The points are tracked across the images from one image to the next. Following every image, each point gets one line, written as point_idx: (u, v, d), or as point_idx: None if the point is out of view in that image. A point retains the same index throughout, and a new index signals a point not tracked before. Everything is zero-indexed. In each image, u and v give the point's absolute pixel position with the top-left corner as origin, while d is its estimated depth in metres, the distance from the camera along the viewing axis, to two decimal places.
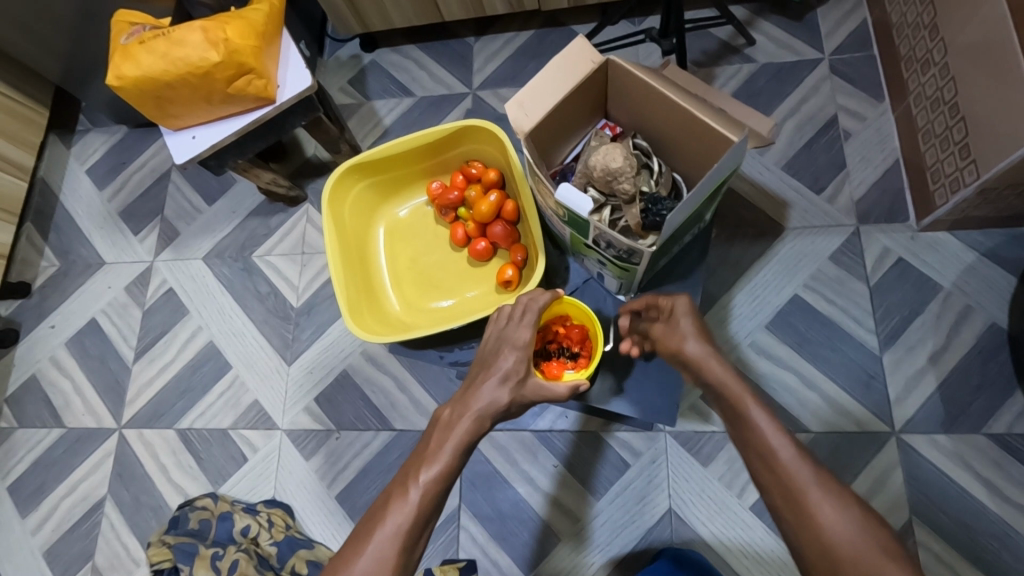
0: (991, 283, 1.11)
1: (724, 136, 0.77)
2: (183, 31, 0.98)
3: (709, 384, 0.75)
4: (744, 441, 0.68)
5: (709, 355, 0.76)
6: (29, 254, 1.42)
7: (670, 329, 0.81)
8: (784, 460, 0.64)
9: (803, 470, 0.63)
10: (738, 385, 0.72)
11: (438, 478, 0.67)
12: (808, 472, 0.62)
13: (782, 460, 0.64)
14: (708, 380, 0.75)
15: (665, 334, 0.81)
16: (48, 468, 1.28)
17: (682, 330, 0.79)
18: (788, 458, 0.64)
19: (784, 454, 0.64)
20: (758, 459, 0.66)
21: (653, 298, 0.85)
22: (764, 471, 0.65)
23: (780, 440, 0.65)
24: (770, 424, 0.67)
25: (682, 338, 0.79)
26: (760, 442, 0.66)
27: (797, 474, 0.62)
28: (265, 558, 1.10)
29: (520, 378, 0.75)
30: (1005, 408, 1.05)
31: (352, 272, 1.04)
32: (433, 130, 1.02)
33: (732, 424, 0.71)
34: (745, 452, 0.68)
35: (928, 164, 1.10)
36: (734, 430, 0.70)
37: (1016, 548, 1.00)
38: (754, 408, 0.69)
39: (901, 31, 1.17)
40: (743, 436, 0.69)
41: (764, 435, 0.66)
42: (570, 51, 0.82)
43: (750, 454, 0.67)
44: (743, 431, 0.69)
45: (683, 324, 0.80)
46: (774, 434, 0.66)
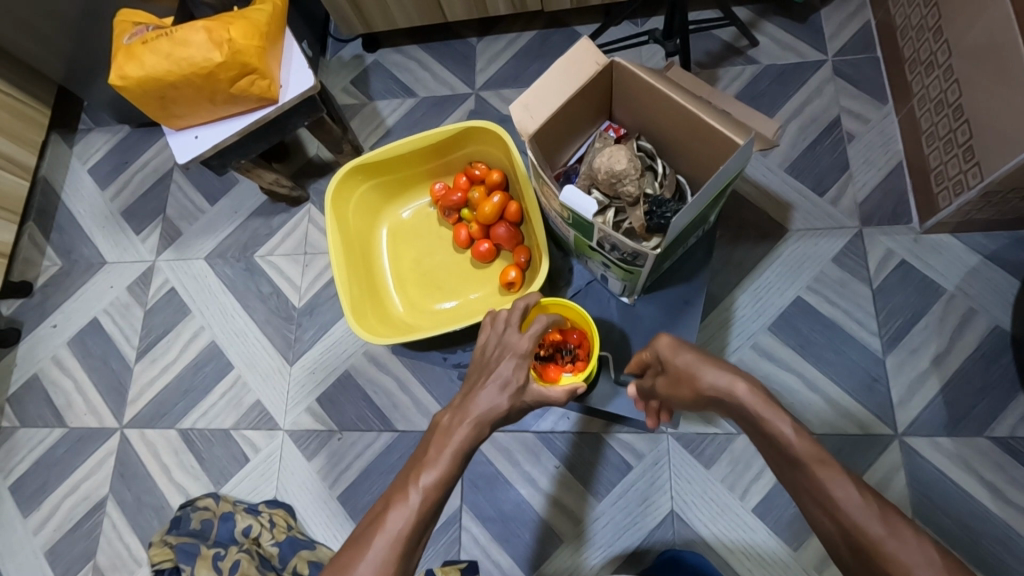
0: (995, 286, 1.10)
1: (729, 138, 0.77)
2: (186, 31, 0.98)
3: (739, 412, 0.70)
4: (797, 482, 0.64)
5: (733, 384, 0.70)
6: (32, 254, 1.42)
7: (675, 371, 0.76)
8: (845, 507, 0.59)
9: (867, 514, 0.58)
10: (771, 415, 0.67)
11: (437, 483, 0.66)
12: (871, 516, 0.58)
13: (842, 507, 0.59)
14: (739, 412, 0.70)
15: (675, 376, 0.76)
16: (50, 467, 1.28)
17: (692, 365, 0.74)
18: (847, 502, 0.59)
19: (843, 502, 0.60)
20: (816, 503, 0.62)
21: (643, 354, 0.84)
22: (827, 518, 0.61)
23: (839, 482, 0.61)
24: (823, 463, 0.62)
25: (694, 373, 0.73)
26: (814, 485, 0.62)
27: (862, 521, 0.58)
28: (267, 559, 1.10)
29: (520, 385, 0.74)
30: (1008, 411, 1.05)
31: (355, 274, 1.04)
32: (437, 132, 1.02)
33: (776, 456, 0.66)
34: (801, 495, 0.64)
35: (932, 166, 1.10)
36: (782, 467, 0.66)
37: (1019, 552, 0.99)
38: (798, 445, 0.64)
39: (905, 33, 1.17)
40: (793, 476, 0.65)
41: (813, 474, 0.62)
42: (575, 53, 0.82)
43: (807, 496, 0.63)
44: (790, 468, 0.65)
45: (691, 359, 0.74)
46: (830, 476, 0.61)
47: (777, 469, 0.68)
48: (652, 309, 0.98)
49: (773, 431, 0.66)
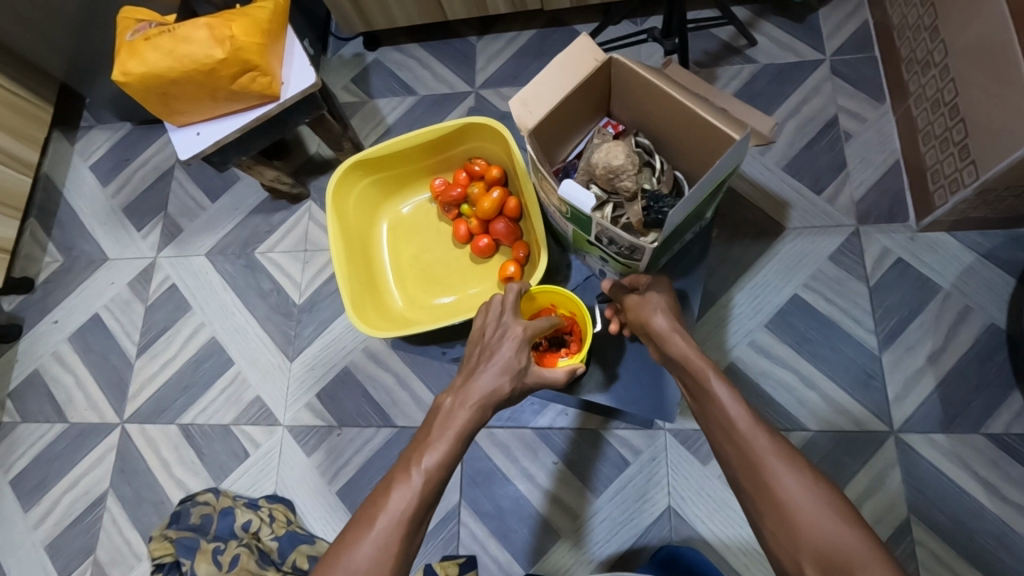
0: (990, 284, 1.11)
1: (725, 134, 0.78)
2: (188, 27, 0.99)
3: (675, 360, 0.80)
4: (710, 417, 0.74)
5: (674, 330, 0.81)
6: (33, 250, 1.42)
7: (644, 301, 0.85)
8: (744, 432, 0.69)
9: (760, 439, 0.68)
10: (701, 362, 0.77)
11: (440, 465, 0.67)
12: (766, 441, 0.68)
13: (742, 431, 0.69)
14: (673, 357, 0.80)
15: (638, 307, 0.85)
16: (50, 462, 1.28)
17: (654, 305, 0.84)
18: (749, 431, 0.69)
19: (745, 431, 0.69)
20: (721, 430, 0.72)
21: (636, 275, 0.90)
22: (729, 446, 0.71)
23: (741, 412, 0.71)
24: (731, 400, 0.73)
25: (649, 312, 0.83)
26: (723, 416, 0.72)
27: (756, 443, 0.68)
28: (266, 553, 1.11)
29: (520, 368, 0.75)
30: (1003, 408, 1.06)
31: (355, 268, 1.04)
32: (437, 128, 1.03)
33: (697, 394, 0.76)
34: (711, 425, 0.74)
35: (928, 165, 1.11)
36: (700, 407, 0.76)
37: (1014, 549, 1.00)
38: (716, 384, 0.74)
39: (902, 33, 1.18)
40: (708, 411, 0.75)
41: (725, 407, 0.72)
42: (573, 49, 0.82)
43: (715, 428, 0.73)
44: (708, 404, 0.74)
45: (655, 299, 0.85)
46: (735, 409, 0.71)
47: (696, 410, 0.78)
48: None
49: (698, 373, 0.76)
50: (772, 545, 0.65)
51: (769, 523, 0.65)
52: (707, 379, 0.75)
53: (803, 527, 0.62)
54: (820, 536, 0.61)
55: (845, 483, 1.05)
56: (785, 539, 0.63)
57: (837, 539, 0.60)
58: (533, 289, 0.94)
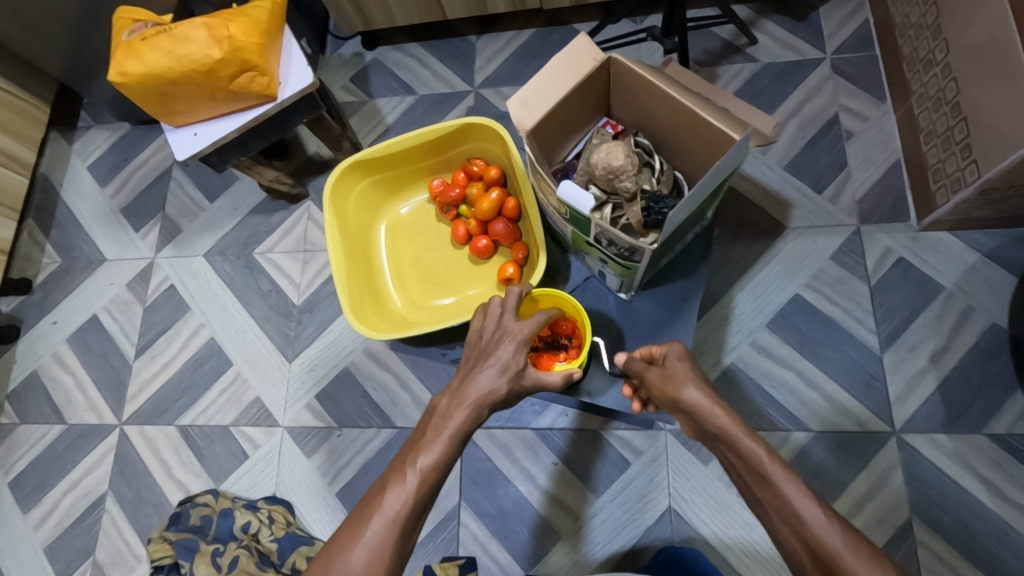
0: (993, 284, 1.11)
1: (725, 134, 0.77)
2: (186, 27, 0.98)
3: (715, 432, 0.72)
4: (767, 506, 0.65)
5: (713, 404, 0.73)
6: (31, 250, 1.42)
7: (668, 373, 0.78)
8: (810, 525, 0.60)
9: (831, 533, 0.59)
10: (746, 438, 0.68)
11: (434, 466, 0.67)
12: (837, 533, 0.59)
13: (809, 524, 0.60)
14: (717, 432, 0.72)
15: (664, 380, 0.78)
16: (49, 464, 1.28)
17: (681, 376, 0.77)
18: (815, 524, 0.60)
19: (811, 523, 0.60)
20: (785, 524, 0.62)
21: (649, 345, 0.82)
22: (795, 541, 0.61)
23: (804, 500, 0.62)
24: (793, 488, 0.63)
25: (678, 385, 0.76)
26: (784, 507, 0.63)
27: (827, 537, 0.59)
28: (266, 555, 1.10)
29: (518, 368, 0.74)
30: (1005, 408, 1.05)
31: (354, 269, 1.04)
32: (435, 128, 1.02)
33: (750, 481, 0.68)
34: (772, 519, 0.64)
35: (930, 164, 1.10)
36: (754, 491, 0.67)
37: (1017, 550, 1.00)
38: (771, 466, 0.65)
39: (904, 31, 1.17)
40: (764, 498, 0.66)
41: (786, 496, 0.63)
42: (572, 49, 0.82)
43: (776, 518, 0.64)
44: (765, 491, 0.65)
45: (680, 370, 0.78)
46: (798, 496, 0.62)
47: (749, 495, 0.69)
48: (652, 306, 0.98)
49: (747, 452, 0.68)
50: None
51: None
52: (761, 464, 0.66)
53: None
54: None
55: (846, 484, 1.05)
56: None
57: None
58: (534, 291, 0.93)
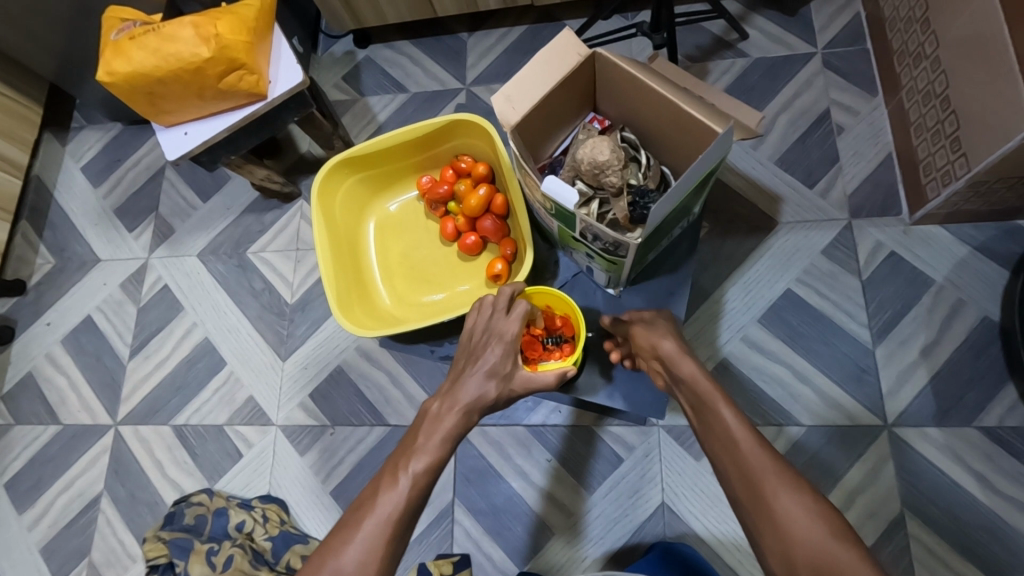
0: (983, 277, 1.11)
1: (709, 128, 0.77)
2: (174, 26, 0.98)
3: (678, 377, 0.79)
4: (713, 438, 0.72)
5: (679, 351, 0.80)
6: (25, 251, 1.42)
7: (648, 325, 0.85)
8: (744, 452, 0.68)
9: (764, 461, 0.66)
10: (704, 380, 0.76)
11: (426, 470, 0.67)
12: (765, 459, 0.67)
13: (745, 452, 0.68)
14: (679, 376, 0.78)
15: (642, 329, 0.85)
16: (43, 464, 1.28)
17: (659, 329, 0.84)
18: (752, 454, 0.67)
19: (746, 449, 0.68)
20: (723, 451, 0.70)
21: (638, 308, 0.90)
22: (731, 467, 0.69)
23: (745, 433, 0.69)
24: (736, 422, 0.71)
25: (654, 334, 0.83)
26: (728, 438, 0.70)
27: (756, 462, 0.67)
28: (260, 553, 1.10)
29: (506, 373, 0.76)
30: (996, 401, 1.05)
31: (342, 268, 1.04)
32: (422, 124, 1.02)
33: (699, 414, 0.75)
34: (712, 446, 0.72)
35: (920, 158, 1.10)
36: (703, 426, 0.74)
37: (1009, 543, 1.00)
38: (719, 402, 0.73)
39: (894, 26, 1.17)
40: (709, 429, 0.73)
41: (728, 428, 0.71)
42: (557, 44, 0.82)
43: (718, 447, 0.71)
44: (711, 424, 0.73)
45: (661, 326, 0.85)
46: (741, 430, 0.70)
47: (698, 430, 0.76)
48: (640, 301, 0.98)
49: (705, 393, 0.75)
50: (768, 563, 0.63)
51: (769, 547, 0.63)
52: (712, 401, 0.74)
53: (801, 550, 0.60)
54: (821, 563, 0.59)
55: (840, 477, 1.05)
56: (783, 559, 0.62)
57: (835, 561, 0.58)
58: (527, 290, 0.92)
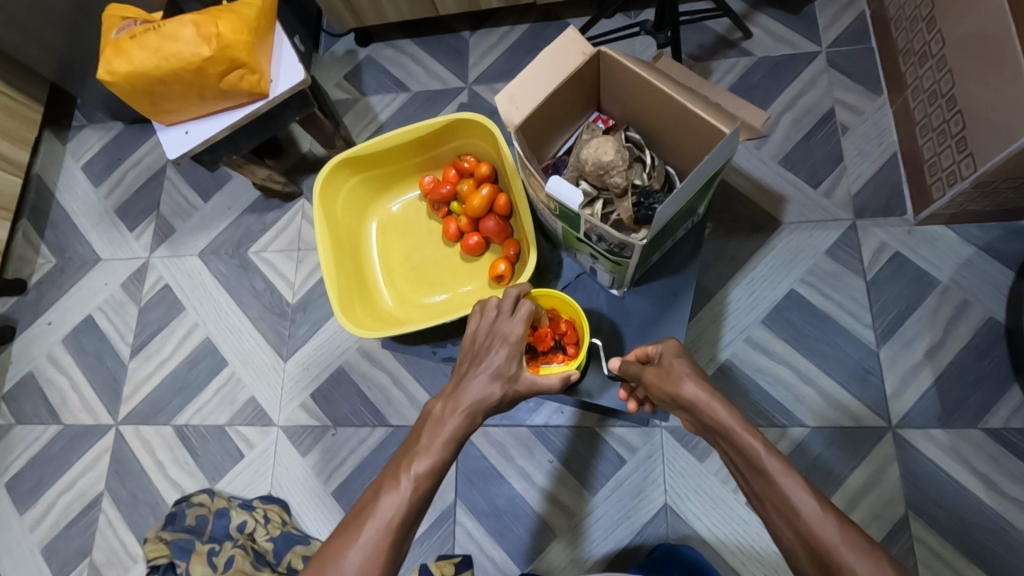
0: (989, 277, 1.10)
1: (715, 128, 0.77)
2: (174, 25, 0.98)
3: (714, 427, 0.71)
4: (765, 500, 0.64)
5: (710, 397, 0.72)
6: (26, 251, 1.42)
7: (665, 370, 0.78)
8: (810, 523, 0.59)
9: (830, 530, 0.57)
10: (745, 432, 0.67)
11: (429, 472, 0.67)
12: (834, 529, 0.57)
13: (804, 517, 0.59)
14: (715, 427, 0.71)
15: (659, 376, 0.78)
16: (45, 464, 1.28)
17: (679, 374, 0.76)
18: (812, 519, 0.59)
19: (811, 520, 0.59)
20: (783, 520, 0.61)
21: (645, 346, 0.83)
22: (792, 535, 0.61)
23: (798, 494, 0.61)
24: (792, 484, 0.62)
25: (676, 380, 0.75)
26: (780, 498, 0.62)
27: (826, 535, 0.57)
28: (262, 554, 1.10)
29: (510, 375, 0.75)
30: (1001, 402, 1.04)
31: (344, 269, 1.03)
32: (425, 124, 1.02)
33: (746, 473, 0.66)
34: (770, 514, 0.63)
35: (925, 157, 1.10)
36: (751, 485, 0.66)
37: (1014, 545, 0.99)
38: (768, 459, 0.64)
39: (899, 24, 1.16)
40: (762, 492, 0.64)
41: (784, 493, 0.62)
42: (562, 43, 0.81)
43: (772, 511, 0.63)
44: (763, 486, 0.64)
45: (681, 369, 0.77)
46: (793, 488, 0.61)
47: (748, 490, 0.68)
48: (643, 302, 0.98)
49: (745, 448, 0.66)
50: None
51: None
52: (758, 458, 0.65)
53: None
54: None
55: (844, 479, 1.04)
56: None
57: None
58: (533, 291, 0.92)
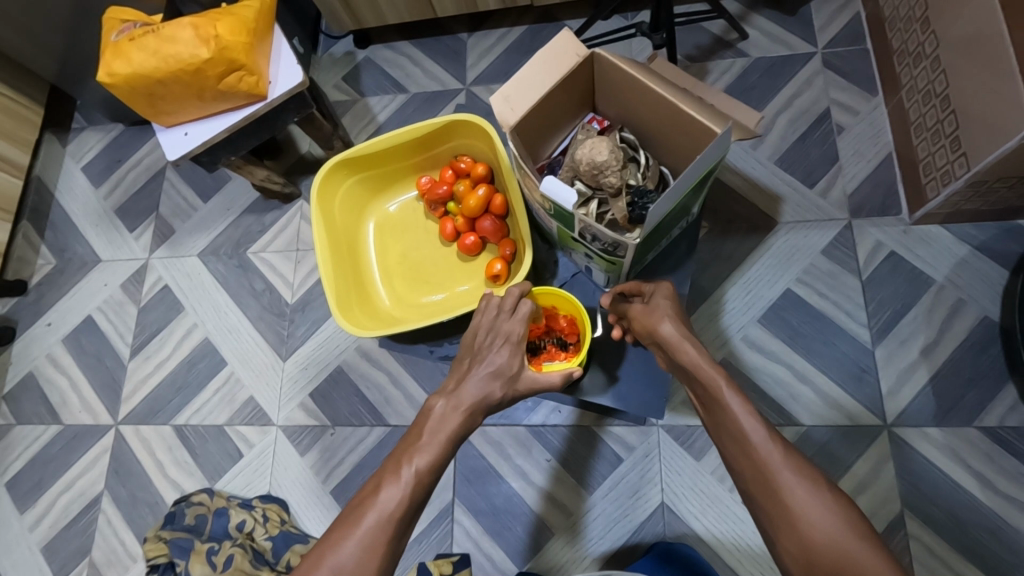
0: (984, 276, 1.10)
1: (708, 128, 0.77)
2: (173, 27, 0.98)
3: (681, 364, 0.76)
4: (721, 427, 0.70)
5: (682, 336, 0.77)
6: (26, 252, 1.42)
7: (648, 307, 0.82)
8: (758, 449, 0.65)
9: (776, 457, 0.64)
10: (711, 367, 0.73)
11: (429, 467, 0.67)
12: (780, 458, 0.64)
13: (754, 443, 0.66)
14: (684, 365, 0.75)
15: (642, 312, 0.82)
16: (45, 464, 1.28)
17: (661, 313, 0.80)
18: (762, 447, 0.65)
19: (759, 446, 0.65)
20: (734, 444, 0.67)
21: (637, 283, 0.87)
22: (739, 456, 0.67)
23: (753, 424, 0.67)
24: (748, 416, 0.68)
25: (654, 317, 0.80)
26: (733, 426, 0.68)
27: (771, 460, 0.64)
28: (260, 553, 1.10)
29: (512, 374, 0.76)
30: (996, 401, 1.05)
31: (342, 268, 1.04)
32: (422, 125, 1.02)
33: (708, 403, 0.72)
34: (723, 439, 0.69)
35: (920, 157, 1.10)
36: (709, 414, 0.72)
37: (1009, 543, 1.00)
38: (728, 394, 0.70)
39: (894, 25, 1.17)
40: (718, 420, 0.70)
41: (739, 422, 0.68)
42: (556, 45, 0.82)
43: (725, 436, 0.69)
44: (720, 415, 0.70)
45: (660, 306, 0.81)
46: (747, 418, 0.67)
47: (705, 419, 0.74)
48: None
49: (710, 382, 0.72)
50: (785, 562, 0.61)
51: (784, 546, 0.61)
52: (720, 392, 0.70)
53: (822, 552, 0.58)
54: (837, 560, 0.57)
55: (839, 477, 1.05)
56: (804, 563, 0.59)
57: (858, 567, 0.56)
58: (534, 291, 0.92)
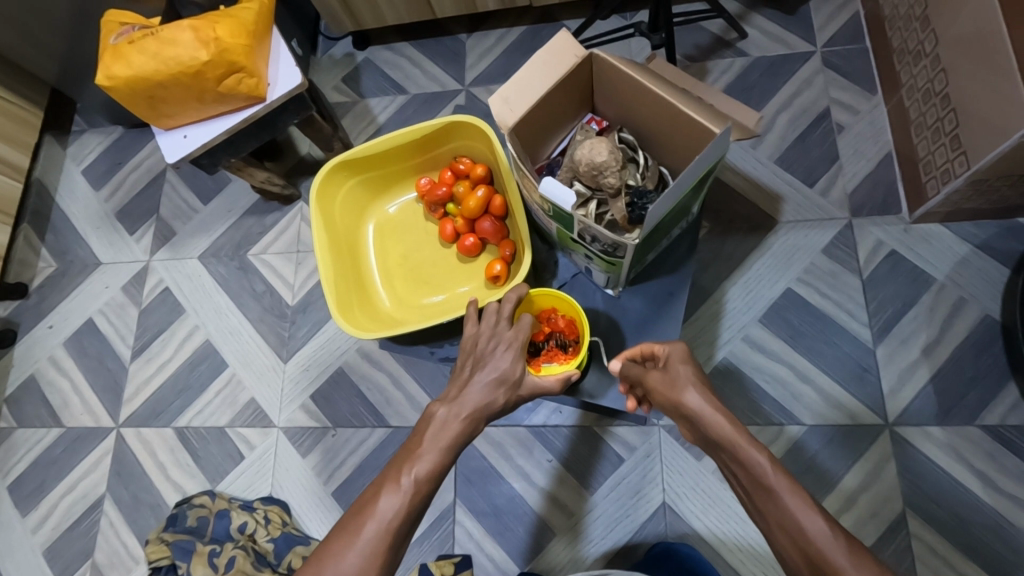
0: (984, 275, 1.10)
1: (707, 128, 0.77)
2: (172, 29, 0.98)
3: (715, 440, 0.68)
4: (767, 514, 0.61)
5: (711, 408, 0.70)
6: (27, 255, 1.43)
7: (669, 376, 0.76)
8: (816, 544, 0.55)
9: (835, 550, 0.54)
10: (749, 446, 0.64)
11: (430, 475, 0.67)
12: (839, 550, 0.54)
13: (810, 537, 0.56)
14: (717, 441, 0.68)
15: (664, 382, 0.76)
16: (47, 466, 1.29)
17: (684, 382, 0.74)
18: (819, 539, 0.55)
19: (816, 539, 0.56)
20: (787, 539, 0.58)
21: (650, 345, 0.83)
22: (794, 551, 0.57)
23: (804, 511, 0.58)
24: (798, 505, 0.58)
25: (678, 388, 0.73)
26: (783, 516, 0.59)
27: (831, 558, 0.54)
28: (262, 555, 1.10)
29: (515, 379, 0.76)
30: (998, 400, 1.05)
31: (342, 270, 1.04)
32: (421, 126, 1.02)
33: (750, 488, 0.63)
34: (773, 532, 0.60)
35: (920, 156, 1.10)
36: (753, 500, 0.63)
37: (1011, 541, 0.99)
38: (773, 476, 0.61)
39: (893, 24, 1.17)
40: (764, 510, 0.61)
41: (788, 510, 0.59)
42: (555, 46, 0.82)
43: (775, 529, 0.60)
44: (765, 504, 0.61)
45: (682, 373, 0.75)
46: (797, 505, 0.58)
47: (749, 504, 0.64)
48: (639, 302, 0.98)
49: (749, 461, 0.63)
50: None
51: None
52: (761, 474, 0.62)
53: None
54: None
55: (841, 476, 1.05)
56: None
57: None
58: (532, 292, 0.93)
